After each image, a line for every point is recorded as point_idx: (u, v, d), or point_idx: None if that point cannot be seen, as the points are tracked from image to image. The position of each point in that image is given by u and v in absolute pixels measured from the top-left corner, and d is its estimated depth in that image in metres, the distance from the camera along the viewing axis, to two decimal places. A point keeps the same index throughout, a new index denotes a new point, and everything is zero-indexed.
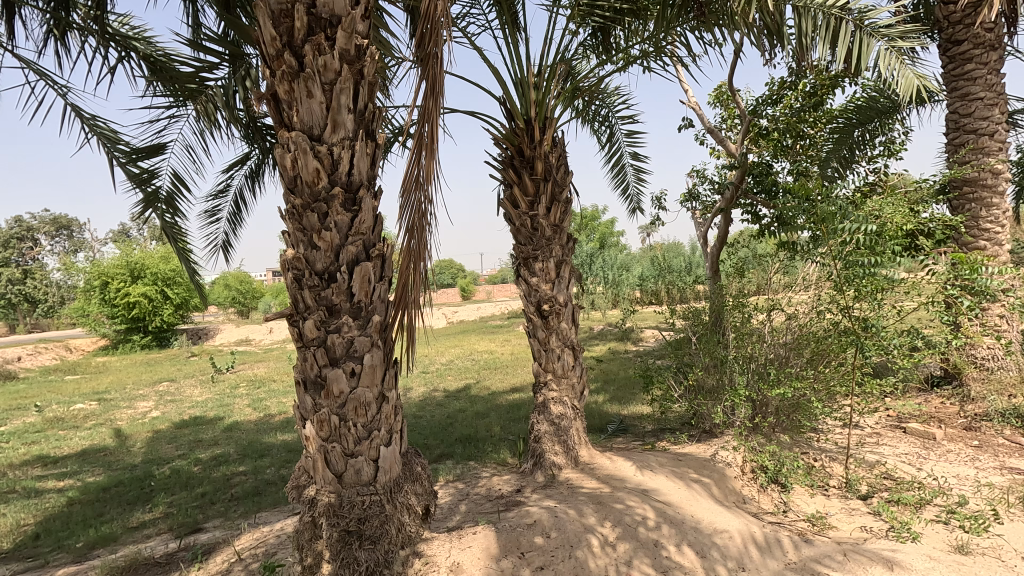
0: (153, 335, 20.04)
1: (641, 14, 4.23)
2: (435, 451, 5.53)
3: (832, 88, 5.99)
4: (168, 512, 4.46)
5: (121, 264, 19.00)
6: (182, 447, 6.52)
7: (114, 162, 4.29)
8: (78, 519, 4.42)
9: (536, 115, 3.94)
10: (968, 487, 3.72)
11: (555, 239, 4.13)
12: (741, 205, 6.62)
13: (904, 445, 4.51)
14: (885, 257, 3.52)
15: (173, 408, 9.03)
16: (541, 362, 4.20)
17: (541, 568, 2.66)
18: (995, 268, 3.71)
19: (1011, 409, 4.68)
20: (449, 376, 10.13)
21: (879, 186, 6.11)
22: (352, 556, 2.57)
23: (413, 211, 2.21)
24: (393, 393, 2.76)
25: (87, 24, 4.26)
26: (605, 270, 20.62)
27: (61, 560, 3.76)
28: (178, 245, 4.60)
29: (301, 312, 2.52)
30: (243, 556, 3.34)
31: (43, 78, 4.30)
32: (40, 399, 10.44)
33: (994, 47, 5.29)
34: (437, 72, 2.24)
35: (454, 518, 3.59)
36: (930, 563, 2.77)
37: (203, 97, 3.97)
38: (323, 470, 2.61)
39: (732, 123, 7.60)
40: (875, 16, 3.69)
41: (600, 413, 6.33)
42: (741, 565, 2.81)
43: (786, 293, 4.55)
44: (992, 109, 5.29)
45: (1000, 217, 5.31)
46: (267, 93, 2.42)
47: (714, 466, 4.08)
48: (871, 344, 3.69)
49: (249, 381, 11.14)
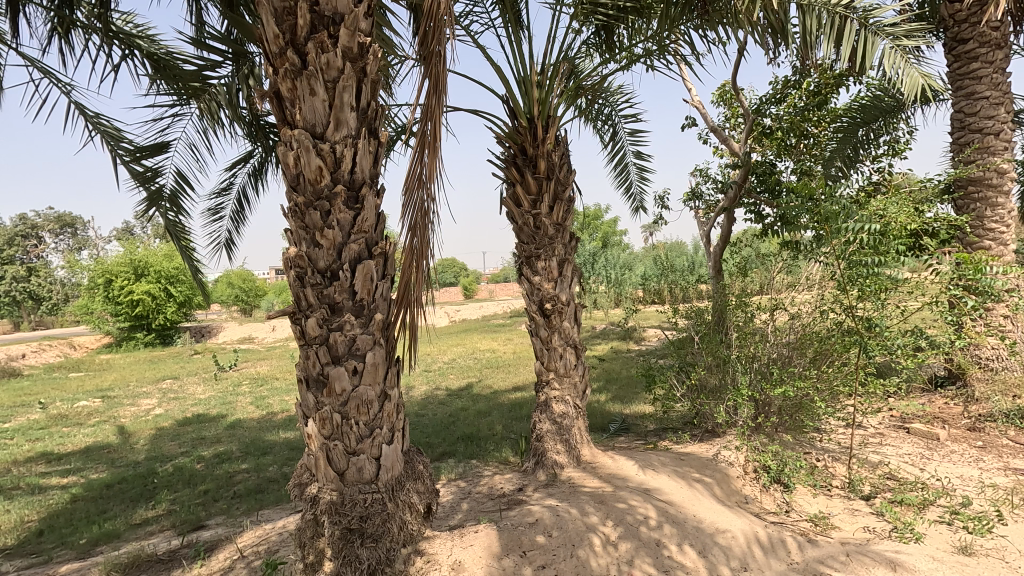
0: (157, 332, 20.13)
1: (645, 12, 4.21)
2: (437, 449, 5.54)
3: (836, 87, 5.97)
4: (171, 509, 4.48)
5: (126, 261, 19.05)
6: (185, 444, 6.55)
7: (118, 160, 4.30)
8: (81, 515, 4.44)
9: (539, 113, 3.93)
10: (971, 488, 3.71)
11: (558, 238, 4.12)
12: (744, 205, 6.60)
13: (907, 445, 4.50)
14: (889, 256, 3.55)
15: (176, 405, 9.07)
16: (543, 361, 4.20)
17: (543, 567, 2.66)
18: (999, 267, 3.70)
19: (1016, 409, 4.67)
20: (451, 374, 10.14)
21: (884, 186, 6.08)
22: (354, 554, 2.56)
23: (415, 210, 2.20)
24: (395, 391, 2.76)
25: (91, 22, 4.26)
26: (607, 269, 20.59)
27: (64, 556, 3.78)
28: (181, 243, 4.61)
29: (304, 310, 2.52)
30: (245, 553, 3.34)
31: (47, 76, 4.31)
32: (45, 396, 10.50)
33: (999, 46, 5.25)
34: (439, 70, 2.24)
35: (456, 516, 3.60)
36: (933, 564, 2.77)
37: (206, 96, 3.99)
38: (325, 468, 2.61)
39: (736, 122, 7.58)
40: (880, 15, 3.67)
41: (602, 412, 6.33)
42: (744, 565, 2.81)
43: (790, 293, 4.53)
44: (997, 109, 5.25)
45: (1005, 217, 5.28)
46: (270, 91, 2.42)
47: (716, 466, 4.07)
48: (875, 344, 3.67)
49: (251, 379, 11.16)
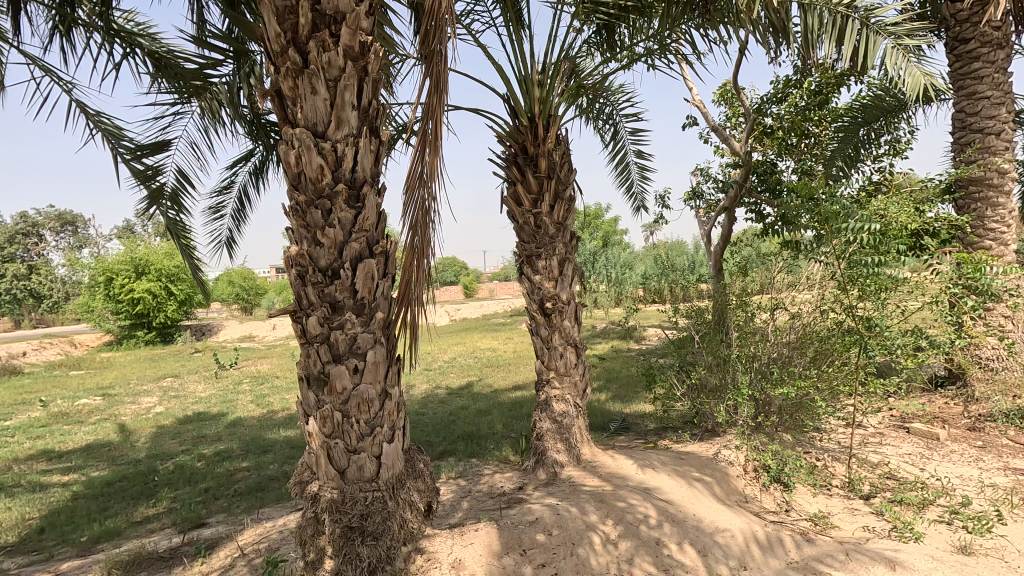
0: (157, 331, 20.15)
1: (646, 11, 4.21)
2: (438, 447, 5.55)
3: (838, 87, 5.97)
4: (172, 507, 4.48)
5: (127, 259, 19.03)
6: (186, 442, 6.55)
7: (119, 158, 4.31)
8: (82, 513, 4.45)
9: (540, 112, 3.93)
10: (971, 488, 3.71)
11: (559, 237, 4.12)
12: (745, 204, 6.60)
13: (907, 445, 4.50)
14: (890, 256, 3.57)
15: (177, 404, 9.07)
16: (544, 360, 4.21)
17: (543, 565, 2.67)
18: (1000, 267, 3.69)
19: (1016, 409, 4.66)
20: (452, 373, 10.16)
21: (885, 186, 6.07)
22: (354, 553, 2.57)
23: (416, 209, 2.21)
24: (396, 390, 2.76)
25: (92, 20, 4.27)
26: (607, 268, 20.62)
27: (65, 554, 3.79)
28: (181, 241, 4.61)
29: (305, 309, 2.52)
30: (246, 551, 3.35)
31: (49, 74, 4.32)
32: (45, 393, 10.50)
33: (1000, 46, 5.25)
34: (440, 68, 2.24)
35: (456, 515, 3.60)
36: (933, 563, 2.77)
37: (208, 94, 4.00)
38: (325, 466, 2.62)
39: (737, 121, 7.57)
40: (883, 14, 3.66)
41: (602, 411, 6.34)
42: (743, 564, 2.81)
43: (790, 292, 4.53)
44: (999, 109, 5.24)
45: (1006, 217, 5.27)
46: (271, 90, 2.43)
47: (716, 465, 4.08)
48: (875, 344, 3.69)
49: (252, 377, 11.19)
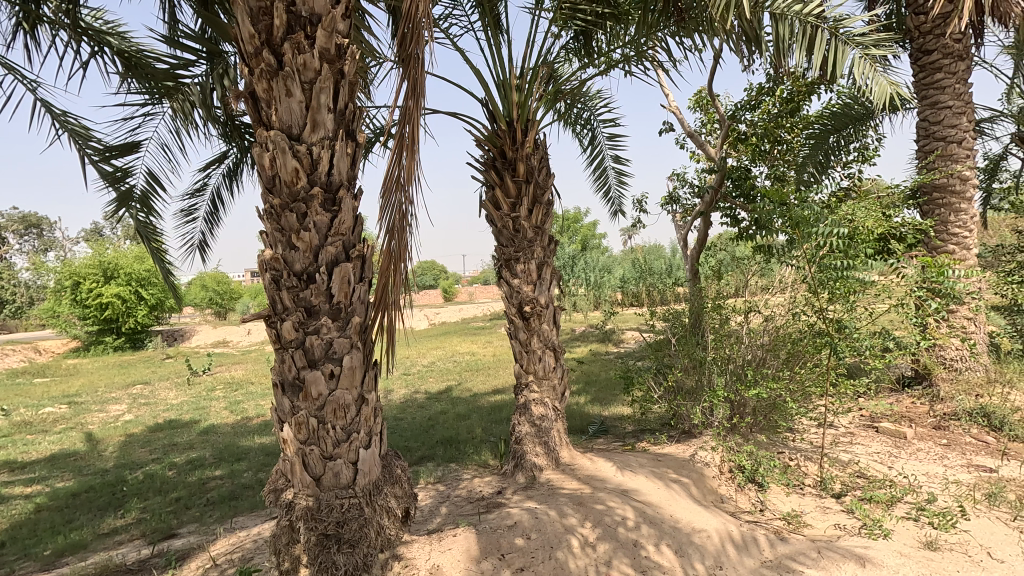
0: (127, 336, 19.52)
1: (623, 18, 4.31)
2: (416, 453, 5.51)
3: (809, 95, 6.14)
4: (141, 518, 4.35)
5: (94, 263, 18.55)
6: (156, 451, 6.37)
7: (85, 159, 4.16)
8: (45, 526, 4.28)
9: (518, 117, 3.96)
10: (936, 484, 3.83)
11: (536, 241, 4.14)
12: (720, 208, 6.72)
13: (876, 444, 4.64)
14: (857, 260, 3.67)
15: (148, 411, 8.82)
16: (523, 363, 4.22)
17: (521, 569, 2.66)
18: (961, 270, 3.80)
19: (978, 408, 4.84)
20: (431, 378, 10.05)
21: (853, 191, 6.26)
22: (329, 561, 2.53)
23: (392, 213, 2.20)
24: (373, 396, 2.74)
25: (57, 17, 4.07)
26: (587, 271, 20.90)
27: (27, 568, 3.64)
28: (152, 245, 4.46)
29: (279, 313, 2.49)
30: (217, 561, 3.27)
31: (11, 72, 4.13)
32: (6, 403, 10.08)
33: (961, 58, 5.47)
34: (417, 73, 2.23)
35: (435, 520, 3.57)
36: (900, 559, 2.85)
37: (179, 95, 3.90)
38: (301, 474, 2.57)
39: (712, 128, 7.72)
40: (850, 24, 3.75)
41: (582, 414, 6.38)
42: (719, 564, 2.85)
43: (764, 295, 4.61)
44: (960, 117, 5.46)
45: (967, 222, 5.49)
46: (245, 91, 2.39)
47: (692, 466, 4.14)
48: (844, 345, 3.81)
49: (226, 384, 10.90)
